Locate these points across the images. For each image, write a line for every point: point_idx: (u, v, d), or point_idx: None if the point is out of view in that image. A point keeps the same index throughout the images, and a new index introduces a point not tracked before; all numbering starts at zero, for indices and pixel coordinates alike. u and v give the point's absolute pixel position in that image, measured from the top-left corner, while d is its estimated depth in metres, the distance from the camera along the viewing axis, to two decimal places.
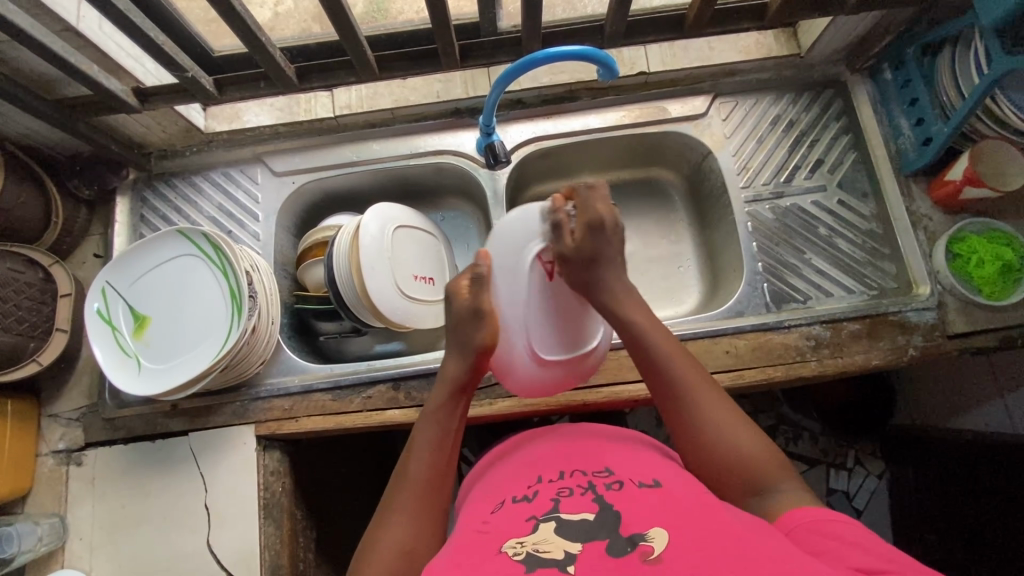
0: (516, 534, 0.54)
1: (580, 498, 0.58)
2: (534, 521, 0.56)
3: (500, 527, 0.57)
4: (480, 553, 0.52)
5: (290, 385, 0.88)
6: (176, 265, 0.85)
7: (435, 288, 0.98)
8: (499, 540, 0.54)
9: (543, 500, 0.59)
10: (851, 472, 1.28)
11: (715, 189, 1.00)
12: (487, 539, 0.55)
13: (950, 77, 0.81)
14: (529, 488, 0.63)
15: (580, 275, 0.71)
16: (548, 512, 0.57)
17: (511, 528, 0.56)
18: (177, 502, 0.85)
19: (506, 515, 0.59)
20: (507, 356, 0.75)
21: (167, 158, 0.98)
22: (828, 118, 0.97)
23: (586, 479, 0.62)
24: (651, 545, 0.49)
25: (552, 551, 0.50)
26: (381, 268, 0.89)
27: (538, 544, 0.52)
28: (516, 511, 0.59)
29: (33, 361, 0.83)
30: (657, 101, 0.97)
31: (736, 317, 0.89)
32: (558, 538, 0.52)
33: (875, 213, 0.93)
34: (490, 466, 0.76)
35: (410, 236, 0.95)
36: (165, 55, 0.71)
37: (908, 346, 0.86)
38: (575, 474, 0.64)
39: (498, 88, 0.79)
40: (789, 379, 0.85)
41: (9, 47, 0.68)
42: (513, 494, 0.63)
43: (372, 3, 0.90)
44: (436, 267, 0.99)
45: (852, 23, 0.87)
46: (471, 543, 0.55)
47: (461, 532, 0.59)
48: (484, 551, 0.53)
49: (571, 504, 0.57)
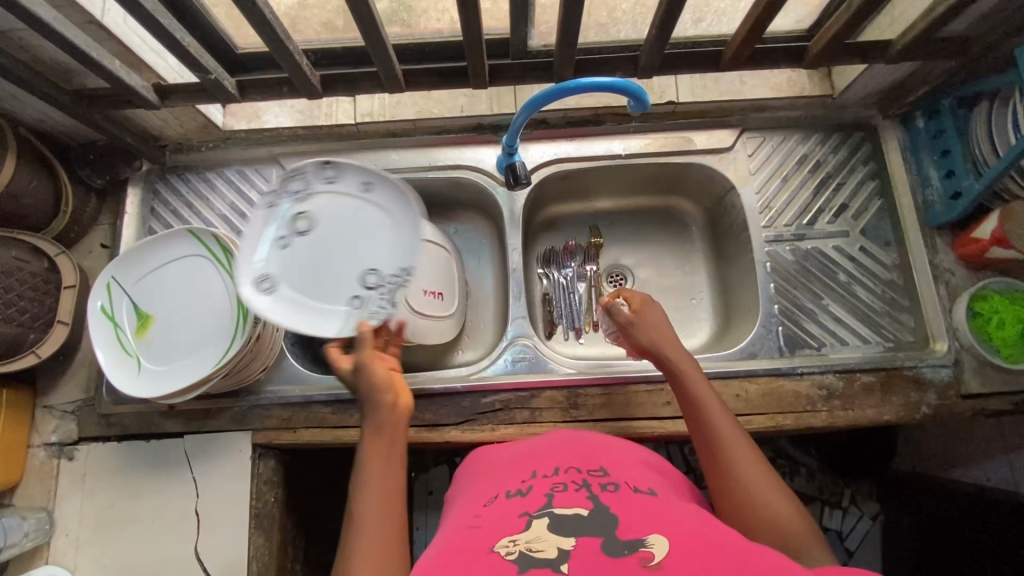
0: (509, 532, 0.52)
1: (574, 494, 0.57)
2: (527, 517, 0.54)
3: (492, 520, 0.55)
4: (473, 551, 0.50)
5: (290, 395, 0.86)
6: (186, 264, 0.83)
7: (445, 304, 0.94)
8: (491, 538, 0.52)
9: (538, 495, 0.58)
10: (845, 511, 1.26)
11: (735, 225, 0.98)
12: (480, 535, 0.53)
13: (985, 133, 0.79)
14: (523, 481, 0.62)
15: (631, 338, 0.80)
16: (542, 508, 0.55)
17: (505, 525, 0.53)
18: (167, 505, 0.83)
19: (498, 509, 0.57)
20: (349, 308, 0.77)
21: (182, 152, 0.96)
22: (856, 162, 0.95)
23: (581, 475, 0.61)
24: (651, 550, 0.47)
25: (545, 551, 0.48)
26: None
27: (531, 543, 0.50)
28: (509, 506, 0.57)
29: (32, 353, 0.81)
30: (682, 132, 0.96)
31: (748, 359, 0.87)
32: (551, 536, 0.50)
33: (897, 263, 0.91)
34: (473, 464, 0.74)
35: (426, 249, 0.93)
36: (190, 56, 0.68)
37: (921, 403, 0.84)
38: (569, 470, 0.62)
39: (526, 112, 0.78)
40: (798, 428, 0.84)
41: (27, 35, 0.66)
42: (507, 487, 0.62)
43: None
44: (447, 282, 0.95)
45: (889, 70, 0.85)
46: (463, 538, 0.53)
47: (455, 530, 0.56)
48: (477, 548, 0.50)
49: (566, 499, 0.56)
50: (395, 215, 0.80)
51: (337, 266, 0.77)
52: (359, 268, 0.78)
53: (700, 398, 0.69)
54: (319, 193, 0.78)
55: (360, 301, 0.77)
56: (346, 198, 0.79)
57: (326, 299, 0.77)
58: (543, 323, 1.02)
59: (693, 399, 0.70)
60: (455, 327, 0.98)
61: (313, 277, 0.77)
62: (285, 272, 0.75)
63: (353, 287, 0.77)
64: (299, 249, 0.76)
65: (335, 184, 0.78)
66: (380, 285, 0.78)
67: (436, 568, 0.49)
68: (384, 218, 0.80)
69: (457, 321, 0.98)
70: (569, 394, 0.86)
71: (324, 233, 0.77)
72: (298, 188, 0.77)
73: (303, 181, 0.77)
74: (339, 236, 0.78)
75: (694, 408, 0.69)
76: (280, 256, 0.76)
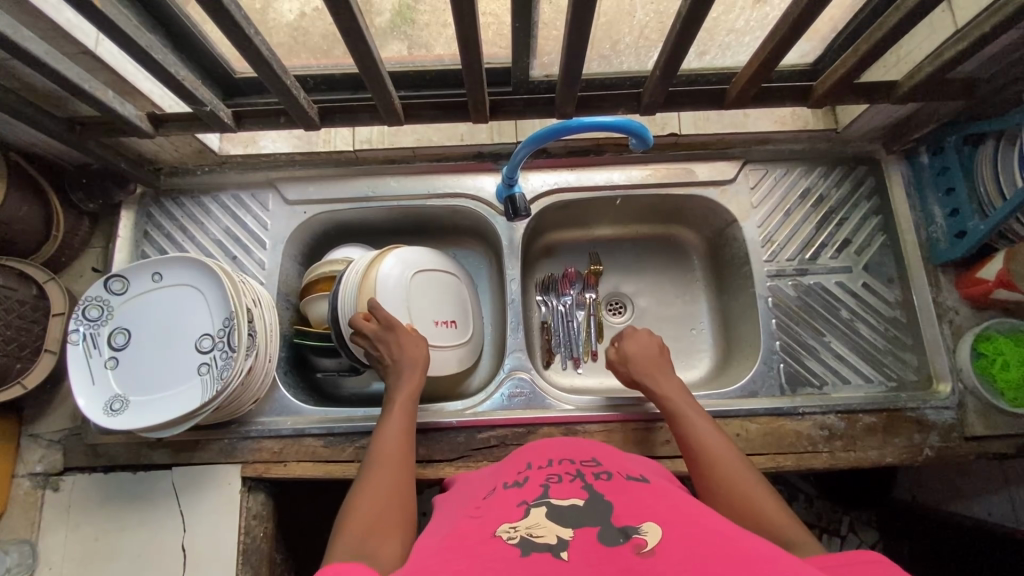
0: (507, 519, 0.47)
1: (569, 484, 0.52)
2: (525, 505, 0.49)
3: (487, 511, 0.50)
4: (469, 538, 0.45)
5: (282, 427, 0.85)
6: (173, 292, 0.81)
7: (458, 331, 0.92)
8: (490, 524, 0.47)
9: (532, 485, 0.53)
10: (842, 539, 1.16)
11: (737, 257, 0.97)
12: (476, 525, 0.48)
13: (990, 173, 0.78)
14: (518, 474, 0.57)
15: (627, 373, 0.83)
16: (539, 497, 0.51)
17: (501, 513, 0.49)
18: (153, 540, 0.81)
19: (494, 501, 0.52)
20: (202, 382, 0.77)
21: (177, 175, 0.95)
22: (860, 196, 0.94)
23: (574, 467, 0.57)
24: (645, 537, 0.43)
25: (545, 536, 0.44)
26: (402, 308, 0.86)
27: (531, 529, 0.45)
28: (506, 495, 0.53)
29: (17, 383, 0.79)
30: (684, 163, 0.95)
31: (749, 398, 0.86)
32: (550, 523, 0.46)
33: (900, 300, 0.90)
34: (459, 481, 0.68)
35: (434, 280, 0.91)
36: (185, 89, 0.67)
37: (924, 445, 0.83)
38: (563, 462, 0.58)
39: (528, 147, 0.78)
40: (799, 469, 0.82)
41: (17, 65, 0.65)
42: (502, 481, 0.58)
43: (398, 14, 0.72)
44: (459, 309, 0.93)
45: (891, 109, 0.84)
46: (457, 531, 0.48)
47: (451, 523, 0.51)
48: (474, 536, 0.45)
49: (561, 489, 0.52)
50: (194, 277, 0.81)
51: (176, 350, 0.79)
52: (190, 341, 0.80)
53: (689, 415, 0.72)
54: (116, 306, 0.81)
55: (206, 366, 0.77)
56: (145, 294, 0.81)
57: (179, 381, 0.78)
58: (541, 352, 1.00)
59: (680, 418, 0.72)
60: (472, 355, 0.95)
61: (154, 375, 0.78)
62: (128, 385, 0.78)
63: (196, 361, 0.78)
64: (131, 356, 0.80)
65: (129, 294, 0.81)
66: (215, 345, 0.78)
67: (429, 557, 0.44)
68: (189, 288, 0.81)
69: (474, 347, 0.95)
70: (567, 430, 0.85)
71: (143, 333, 0.81)
72: (100, 313, 0.80)
73: (100, 315, 0.80)
74: (160, 342, 0.80)
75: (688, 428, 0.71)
76: (125, 376, 0.79)
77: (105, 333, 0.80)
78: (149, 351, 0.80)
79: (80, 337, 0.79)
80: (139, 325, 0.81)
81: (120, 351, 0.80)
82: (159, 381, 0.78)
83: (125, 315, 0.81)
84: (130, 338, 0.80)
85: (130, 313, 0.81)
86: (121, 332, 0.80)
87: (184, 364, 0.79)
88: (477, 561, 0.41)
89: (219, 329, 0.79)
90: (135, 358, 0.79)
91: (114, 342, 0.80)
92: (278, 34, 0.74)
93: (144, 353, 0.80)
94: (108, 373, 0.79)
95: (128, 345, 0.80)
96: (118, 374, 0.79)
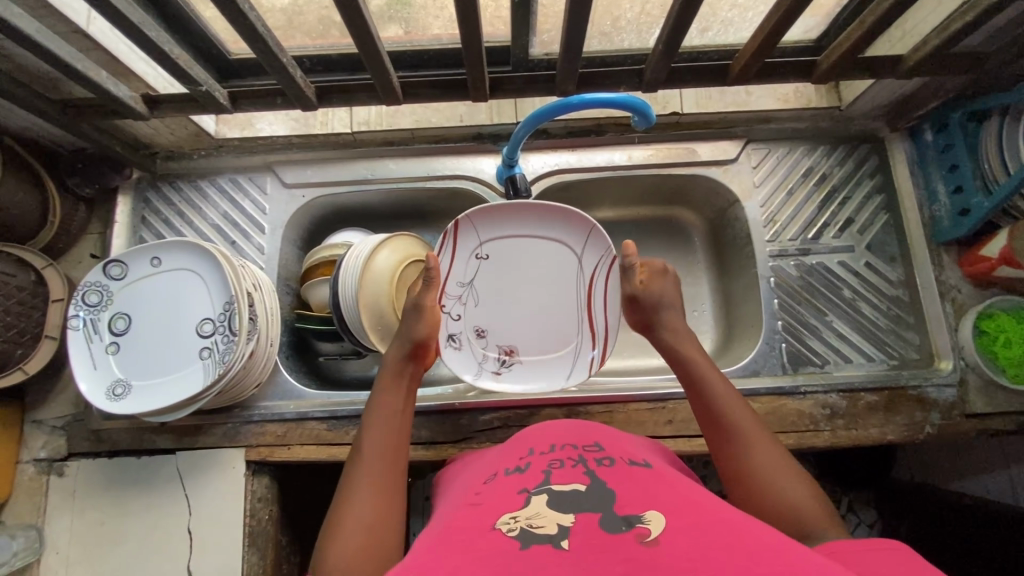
0: (508, 509, 0.47)
1: (571, 470, 0.52)
2: (526, 494, 0.49)
3: (490, 500, 0.50)
4: (470, 529, 0.45)
5: (285, 411, 0.85)
6: (172, 277, 0.81)
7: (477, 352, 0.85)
8: (490, 515, 0.47)
9: (535, 472, 0.53)
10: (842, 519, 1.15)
11: (739, 237, 0.96)
12: (477, 514, 0.48)
13: (995, 149, 0.77)
14: (520, 459, 0.57)
15: (640, 313, 0.76)
16: (540, 484, 0.51)
17: (502, 503, 0.49)
18: (156, 524, 0.82)
19: (496, 489, 0.52)
20: (205, 366, 0.77)
21: (173, 159, 0.94)
22: (862, 175, 0.93)
23: (577, 452, 0.57)
24: (648, 527, 0.43)
25: (545, 526, 0.44)
26: (599, 298, 0.85)
27: (531, 519, 0.45)
28: (508, 483, 0.53)
29: (18, 369, 0.79)
30: (687, 143, 0.94)
31: (750, 377, 0.86)
32: (551, 511, 0.46)
33: (902, 279, 0.90)
34: (461, 467, 0.68)
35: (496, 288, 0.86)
36: (179, 69, 0.66)
37: (925, 422, 0.83)
38: (566, 447, 0.58)
39: (530, 124, 0.76)
40: (801, 447, 0.82)
41: (8, 44, 0.64)
42: (504, 467, 0.58)
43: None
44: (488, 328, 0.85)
45: (896, 85, 0.83)
46: (459, 520, 0.48)
47: (451, 512, 0.51)
48: (475, 527, 0.45)
49: (563, 475, 0.52)
50: (193, 262, 0.80)
51: (177, 333, 0.79)
52: (190, 326, 0.79)
53: (706, 381, 0.67)
54: (115, 291, 0.80)
55: (208, 351, 0.77)
56: (144, 278, 0.81)
57: (181, 365, 0.78)
58: None
59: (709, 396, 0.65)
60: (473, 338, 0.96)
61: (156, 359, 0.79)
62: (130, 370, 0.78)
63: (197, 345, 0.78)
64: (131, 341, 0.79)
65: (129, 280, 0.81)
66: (215, 330, 0.78)
67: (429, 549, 0.44)
68: (187, 272, 0.80)
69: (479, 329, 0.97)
70: (570, 411, 0.85)
71: (144, 318, 0.80)
72: (100, 298, 0.80)
73: (99, 301, 0.80)
74: (159, 326, 0.80)
75: (703, 395, 0.66)
76: (127, 361, 0.79)
77: (105, 317, 0.80)
78: (150, 335, 0.80)
79: (80, 323, 0.79)
80: (138, 309, 0.80)
81: (120, 336, 0.79)
82: (161, 365, 0.78)
83: (123, 299, 0.80)
84: (131, 323, 0.80)
85: (128, 298, 0.80)
86: (121, 316, 0.80)
87: (185, 348, 0.79)
88: (478, 552, 0.41)
89: (220, 313, 0.78)
90: (135, 343, 0.79)
91: (114, 327, 0.80)
92: (274, 15, 0.73)
93: (144, 338, 0.80)
94: (110, 358, 0.79)
95: (128, 330, 0.80)
96: (119, 358, 0.79)
